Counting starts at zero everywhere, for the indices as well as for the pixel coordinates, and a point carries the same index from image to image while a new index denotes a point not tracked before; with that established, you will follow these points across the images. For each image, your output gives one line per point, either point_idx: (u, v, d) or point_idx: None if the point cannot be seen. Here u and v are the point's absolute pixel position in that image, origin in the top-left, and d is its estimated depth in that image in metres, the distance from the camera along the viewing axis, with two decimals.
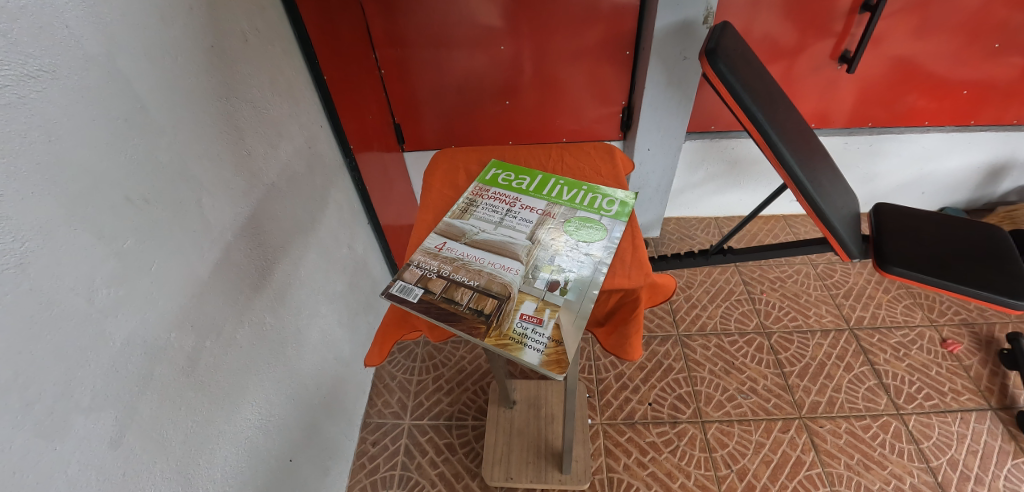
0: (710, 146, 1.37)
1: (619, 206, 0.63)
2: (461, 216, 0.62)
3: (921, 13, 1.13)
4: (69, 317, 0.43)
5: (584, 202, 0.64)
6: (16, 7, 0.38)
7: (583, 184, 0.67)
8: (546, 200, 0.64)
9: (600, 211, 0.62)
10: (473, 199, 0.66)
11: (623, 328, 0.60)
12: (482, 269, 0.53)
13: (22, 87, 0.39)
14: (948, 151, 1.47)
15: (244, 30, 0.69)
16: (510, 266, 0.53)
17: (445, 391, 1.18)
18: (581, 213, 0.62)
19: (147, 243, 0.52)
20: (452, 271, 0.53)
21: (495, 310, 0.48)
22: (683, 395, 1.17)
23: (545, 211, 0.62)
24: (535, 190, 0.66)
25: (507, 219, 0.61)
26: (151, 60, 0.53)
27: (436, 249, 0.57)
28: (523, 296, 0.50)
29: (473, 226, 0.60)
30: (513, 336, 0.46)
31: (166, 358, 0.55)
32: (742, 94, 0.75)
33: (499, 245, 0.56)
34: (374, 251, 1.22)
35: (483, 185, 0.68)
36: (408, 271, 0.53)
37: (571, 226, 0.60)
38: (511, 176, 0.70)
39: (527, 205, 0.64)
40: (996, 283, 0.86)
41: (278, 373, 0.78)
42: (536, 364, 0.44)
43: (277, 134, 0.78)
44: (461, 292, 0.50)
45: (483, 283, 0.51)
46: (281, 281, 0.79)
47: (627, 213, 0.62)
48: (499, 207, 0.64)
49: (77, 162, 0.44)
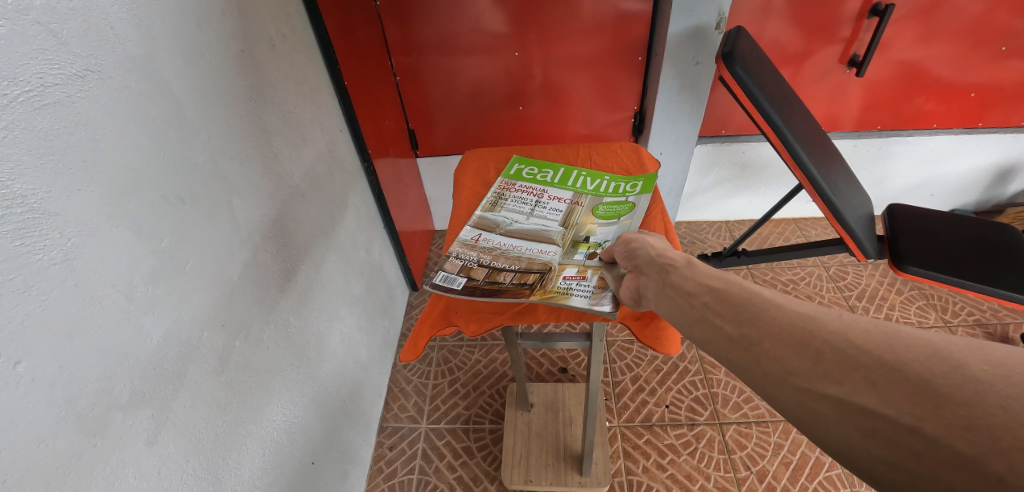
0: (721, 149, 1.39)
1: (643, 184, 0.67)
2: (493, 208, 0.66)
3: (927, 17, 1.15)
4: (110, 312, 0.44)
5: (608, 191, 0.68)
6: (67, 8, 0.40)
7: (605, 175, 0.72)
8: (572, 191, 0.68)
9: (625, 193, 0.66)
10: (501, 192, 0.69)
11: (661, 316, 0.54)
12: (521, 255, 0.56)
13: (72, 87, 0.40)
14: (956, 153, 1.48)
15: (272, 35, 0.71)
16: (547, 249, 0.57)
17: (461, 395, 1.18)
18: (607, 198, 0.65)
19: (182, 242, 0.53)
20: (492, 259, 0.55)
21: (539, 281, 0.52)
22: (700, 398, 1.17)
23: (573, 202, 0.66)
24: (559, 182, 0.71)
25: (537, 210, 0.65)
26: (188, 63, 0.54)
27: (473, 240, 0.59)
28: (563, 264, 0.54)
29: (506, 217, 0.63)
30: (558, 289, 0.51)
31: (199, 356, 0.56)
32: (759, 96, 0.77)
33: (534, 233, 0.60)
34: (389, 255, 1.23)
35: (508, 180, 0.72)
36: (448, 263, 0.55)
37: (601, 209, 0.63)
38: (534, 171, 0.73)
39: (555, 196, 0.68)
40: (1011, 281, 0.86)
41: (302, 374, 0.79)
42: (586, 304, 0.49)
43: (300, 137, 0.79)
44: (504, 275, 0.53)
45: (524, 265, 0.54)
46: (304, 282, 0.80)
47: (650, 187, 0.65)
48: (528, 199, 0.67)
49: (119, 161, 0.45)
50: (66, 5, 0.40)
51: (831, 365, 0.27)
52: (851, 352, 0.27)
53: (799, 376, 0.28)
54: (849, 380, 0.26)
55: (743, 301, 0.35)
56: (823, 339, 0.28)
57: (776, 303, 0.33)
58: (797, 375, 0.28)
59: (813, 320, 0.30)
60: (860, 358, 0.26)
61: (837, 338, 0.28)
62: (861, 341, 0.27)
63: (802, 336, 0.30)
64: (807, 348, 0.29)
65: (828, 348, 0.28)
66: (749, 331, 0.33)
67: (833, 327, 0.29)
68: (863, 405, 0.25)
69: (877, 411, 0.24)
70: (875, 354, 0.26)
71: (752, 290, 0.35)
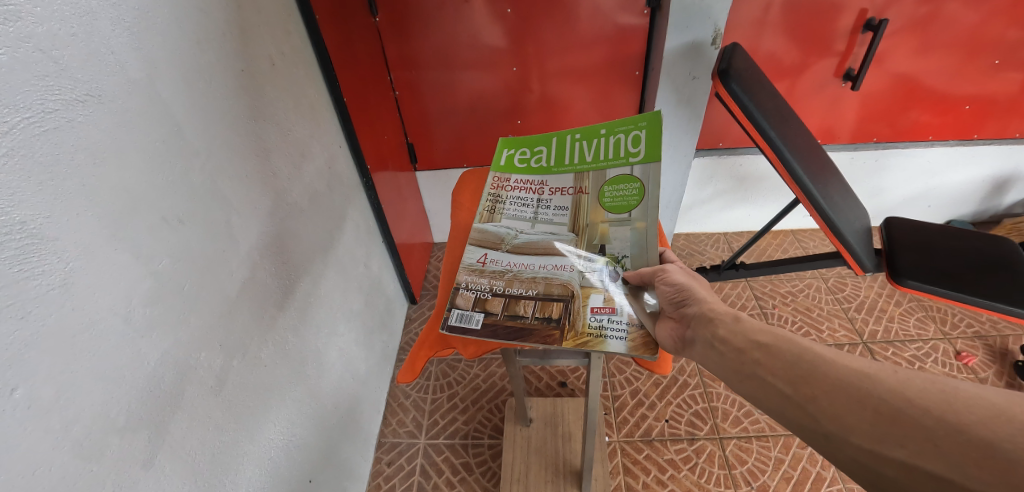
0: (719, 162, 1.40)
1: (647, 144, 0.60)
2: (492, 218, 0.65)
3: (920, 31, 1.16)
4: (108, 334, 0.44)
5: (609, 157, 0.63)
6: (68, 34, 0.40)
7: (601, 130, 0.64)
8: (573, 173, 0.66)
9: (629, 159, 0.61)
10: (497, 193, 0.68)
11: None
12: (537, 276, 0.56)
13: (72, 111, 0.41)
14: (952, 165, 1.49)
15: (271, 54, 0.72)
16: (562, 265, 0.57)
17: (460, 409, 1.18)
18: (612, 173, 0.62)
19: (180, 262, 0.53)
20: (506, 286, 0.56)
21: (564, 313, 0.52)
22: (700, 412, 1.17)
23: (577, 189, 0.64)
24: (557, 164, 0.67)
25: (541, 212, 0.64)
26: (188, 85, 0.54)
27: (480, 264, 0.60)
28: (587, 290, 0.54)
29: (509, 228, 0.63)
30: (591, 332, 0.50)
31: (196, 376, 0.55)
32: (756, 112, 0.78)
33: (543, 245, 0.60)
34: (388, 269, 1.23)
35: (502, 175, 0.70)
36: (460, 296, 0.56)
37: (607, 196, 0.61)
38: (526, 152, 0.70)
39: (555, 188, 0.66)
40: (1008, 294, 0.86)
41: (299, 392, 0.78)
42: (624, 350, 0.49)
43: (300, 155, 0.79)
44: (523, 305, 0.54)
45: (543, 289, 0.55)
46: (303, 299, 0.80)
47: (657, 152, 0.59)
48: (527, 199, 0.66)
49: (118, 184, 0.45)
50: (67, 31, 0.41)
51: (890, 427, 0.30)
52: (912, 413, 0.30)
53: (858, 437, 0.31)
54: (913, 442, 0.29)
55: (793, 356, 0.37)
56: (880, 398, 0.31)
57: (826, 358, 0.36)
58: (855, 435, 0.31)
59: (868, 377, 0.33)
60: (922, 419, 0.29)
61: (895, 398, 0.31)
62: (921, 401, 0.30)
63: (858, 394, 0.32)
64: (863, 407, 0.32)
65: (889, 407, 0.31)
66: (804, 389, 0.35)
67: (890, 385, 0.31)
68: (929, 469, 0.28)
69: (943, 476, 0.27)
70: (936, 416, 0.29)
71: (800, 344, 0.38)
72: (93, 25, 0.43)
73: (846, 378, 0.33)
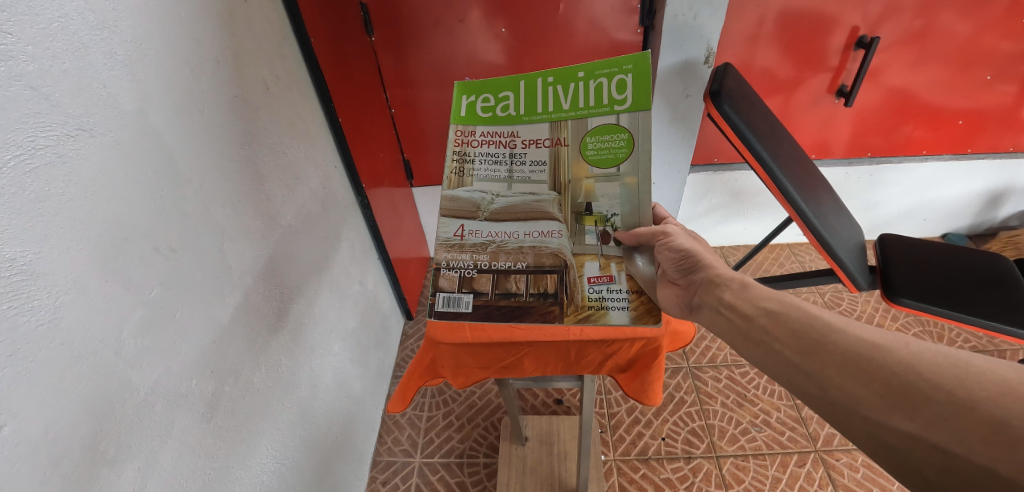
0: (714, 178, 1.41)
1: (634, 88, 0.53)
2: (462, 182, 0.58)
3: (913, 47, 1.17)
4: (98, 366, 0.44)
5: (590, 103, 0.55)
6: (59, 70, 0.40)
7: (578, 73, 0.55)
8: (548, 122, 0.57)
9: (613, 107, 0.54)
10: (462, 151, 0.59)
11: (645, 376, 0.65)
12: (523, 246, 0.55)
13: (64, 147, 0.41)
14: (946, 179, 1.49)
15: (266, 78, 0.72)
16: (549, 230, 0.55)
17: (456, 427, 1.17)
18: (594, 122, 0.54)
19: (172, 290, 0.53)
20: (491, 261, 0.54)
21: (560, 286, 0.54)
22: (696, 430, 1.18)
23: (554, 141, 0.56)
24: (527, 113, 0.57)
25: (516, 170, 0.57)
26: (182, 114, 0.55)
27: (459, 237, 0.56)
28: (581, 258, 0.54)
29: (483, 192, 0.57)
30: (592, 305, 0.53)
31: (187, 404, 0.55)
32: (748, 133, 0.78)
33: (525, 208, 0.56)
34: (383, 284, 1.24)
35: (464, 127, 0.59)
36: (444, 278, 0.55)
37: (591, 148, 0.54)
38: (489, 99, 0.58)
39: (528, 139, 0.57)
40: (1000, 314, 0.88)
41: (292, 414, 0.78)
42: (625, 319, 0.52)
43: (295, 177, 0.80)
44: (516, 281, 0.54)
45: (532, 261, 0.54)
46: (296, 321, 0.80)
47: (647, 99, 0.52)
48: (498, 154, 0.58)
49: (111, 215, 0.45)
50: (59, 67, 0.40)
51: (901, 402, 0.34)
52: (924, 388, 0.34)
53: (869, 408, 0.35)
54: (922, 417, 0.33)
55: (805, 328, 0.42)
56: (893, 373, 0.35)
57: (836, 329, 0.41)
58: (865, 407, 0.35)
59: (880, 349, 0.37)
60: (933, 394, 0.33)
61: (909, 374, 0.35)
62: (934, 378, 0.34)
63: (870, 365, 0.37)
64: (877, 381, 0.36)
65: (902, 382, 0.35)
66: (815, 359, 0.40)
67: (904, 361, 0.35)
68: (937, 441, 0.32)
69: (950, 449, 0.31)
70: (947, 392, 0.33)
71: (812, 316, 0.43)
72: (88, 61, 0.43)
73: (860, 351, 0.38)
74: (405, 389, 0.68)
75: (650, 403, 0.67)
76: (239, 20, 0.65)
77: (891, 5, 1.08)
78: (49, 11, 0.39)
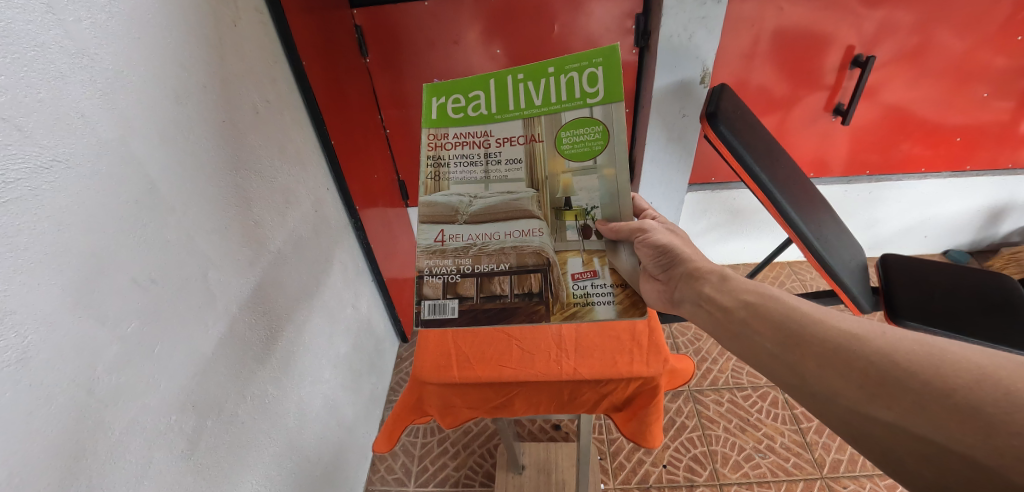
0: (712, 196, 1.41)
1: (606, 80, 0.51)
2: (438, 187, 0.55)
3: (909, 65, 1.17)
4: (69, 408, 0.42)
5: (563, 97, 0.53)
6: (36, 100, 0.39)
7: (548, 68, 0.52)
8: (520, 119, 0.54)
9: (586, 100, 0.52)
10: (436, 154, 0.56)
11: (641, 417, 0.69)
12: (505, 247, 0.53)
13: (37, 179, 0.39)
14: (945, 196, 1.49)
15: (256, 102, 0.71)
16: (530, 229, 0.53)
17: (451, 454, 1.16)
18: (567, 116, 0.52)
19: (152, 323, 0.51)
20: (473, 264, 0.53)
21: (545, 285, 0.52)
22: (699, 456, 1.15)
23: (528, 138, 0.54)
24: (500, 111, 0.55)
25: (491, 169, 0.54)
26: (165, 141, 0.53)
27: (439, 242, 0.54)
28: (564, 255, 0.52)
29: (461, 195, 0.54)
30: (577, 301, 0.51)
31: (165, 443, 0.53)
32: (745, 156, 0.77)
33: (504, 207, 0.53)
34: (377, 307, 1.24)
35: (436, 130, 0.56)
36: (427, 286, 0.53)
37: (566, 142, 0.53)
38: (459, 99, 0.55)
39: (501, 137, 0.55)
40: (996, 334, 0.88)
41: (279, 446, 0.76)
42: (612, 314, 0.50)
43: (285, 202, 0.79)
44: (500, 283, 0.52)
45: (515, 262, 0.52)
46: (285, 350, 0.78)
47: (619, 90, 0.51)
48: (472, 155, 0.55)
49: (86, 247, 0.43)
50: (35, 97, 0.39)
51: (878, 390, 0.35)
52: (900, 376, 0.34)
53: (848, 399, 0.36)
54: (898, 406, 0.34)
55: (785, 320, 0.44)
56: (870, 362, 0.36)
57: (816, 320, 0.42)
58: (843, 398, 0.36)
59: (857, 338, 0.38)
60: (910, 382, 0.34)
61: (885, 363, 0.35)
62: (911, 365, 0.34)
63: (847, 355, 0.38)
64: (855, 371, 0.36)
65: (879, 371, 0.35)
66: (795, 350, 0.41)
67: (880, 349, 0.36)
68: (915, 429, 0.32)
69: (928, 437, 0.32)
70: (924, 380, 0.33)
71: (791, 309, 0.44)
72: (64, 89, 0.41)
73: (838, 341, 0.39)
74: (393, 426, 0.71)
75: (649, 444, 0.70)
76: (228, 45, 0.65)
77: (885, 23, 1.09)
78: (25, 41, 0.38)
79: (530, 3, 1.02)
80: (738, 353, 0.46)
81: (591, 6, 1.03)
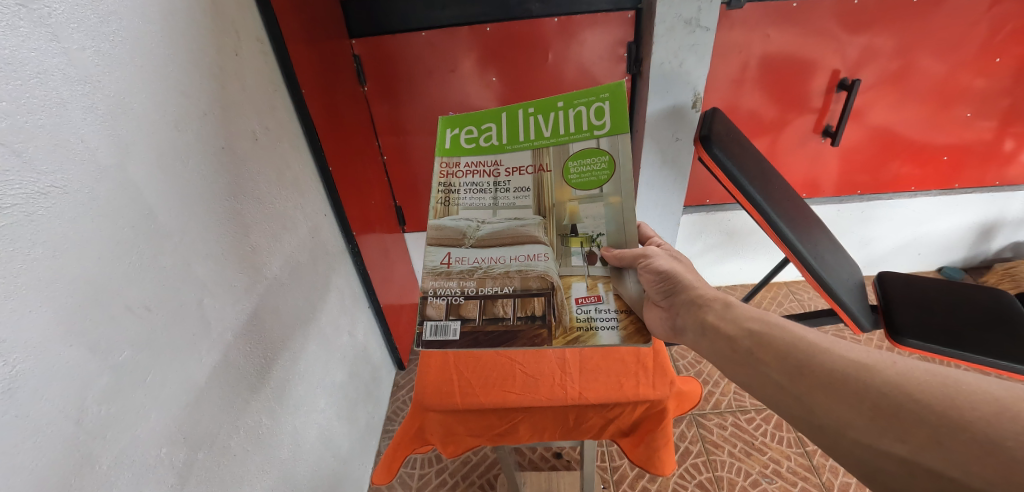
0: (708, 218, 1.42)
1: (612, 114, 0.53)
2: (448, 211, 0.55)
3: (893, 87, 1.20)
4: (55, 441, 0.40)
5: (570, 130, 0.55)
6: (36, 127, 0.39)
7: (557, 103, 0.55)
8: (530, 149, 0.56)
9: (593, 132, 0.54)
10: (447, 182, 0.56)
11: (648, 441, 0.68)
12: (509, 270, 0.52)
13: (33, 205, 0.39)
14: (936, 214, 1.52)
15: (255, 129, 0.72)
16: (534, 253, 0.53)
17: (450, 486, 1.12)
18: (575, 147, 0.54)
19: (146, 352, 0.50)
20: (477, 287, 0.52)
21: (548, 309, 0.51)
22: (704, 483, 1.13)
23: (537, 167, 0.55)
24: (511, 142, 0.56)
25: (500, 197, 0.55)
26: (165, 170, 0.53)
27: (444, 264, 0.53)
28: (568, 279, 0.52)
29: (469, 219, 0.55)
30: (581, 325, 0.50)
31: (156, 477, 0.51)
32: (740, 178, 0.79)
33: (511, 234, 0.54)
34: (373, 333, 1.22)
35: (447, 159, 0.57)
36: (430, 306, 0.51)
37: (573, 172, 0.54)
38: (472, 130, 0.57)
39: (511, 167, 0.56)
40: (998, 349, 0.88)
41: (273, 479, 0.74)
42: (617, 339, 0.49)
43: (282, 227, 0.79)
44: (503, 306, 0.51)
45: (519, 285, 0.51)
46: (280, 379, 0.76)
47: (625, 123, 0.53)
48: (483, 184, 0.56)
49: (80, 275, 0.43)
50: (36, 124, 0.39)
51: (889, 423, 0.35)
52: (915, 409, 0.34)
53: (857, 432, 0.36)
54: (914, 439, 0.33)
55: (791, 349, 0.43)
56: (881, 393, 0.36)
57: (822, 349, 0.42)
58: (853, 431, 0.36)
59: (867, 369, 0.38)
60: (925, 414, 0.33)
61: (897, 394, 0.35)
62: (924, 397, 0.34)
63: (858, 386, 0.37)
64: (865, 402, 0.36)
65: (891, 403, 0.35)
66: (802, 381, 0.41)
67: (891, 380, 0.36)
68: (931, 464, 0.32)
69: (944, 473, 0.31)
70: (939, 413, 0.33)
71: (796, 339, 0.44)
72: (65, 116, 0.41)
73: (847, 372, 0.38)
74: (392, 457, 0.69)
75: (659, 470, 0.69)
76: (229, 74, 0.66)
77: (868, 48, 1.13)
78: (27, 68, 0.38)
79: (525, 33, 1.06)
80: (745, 385, 0.46)
81: (583, 35, 1.06)
